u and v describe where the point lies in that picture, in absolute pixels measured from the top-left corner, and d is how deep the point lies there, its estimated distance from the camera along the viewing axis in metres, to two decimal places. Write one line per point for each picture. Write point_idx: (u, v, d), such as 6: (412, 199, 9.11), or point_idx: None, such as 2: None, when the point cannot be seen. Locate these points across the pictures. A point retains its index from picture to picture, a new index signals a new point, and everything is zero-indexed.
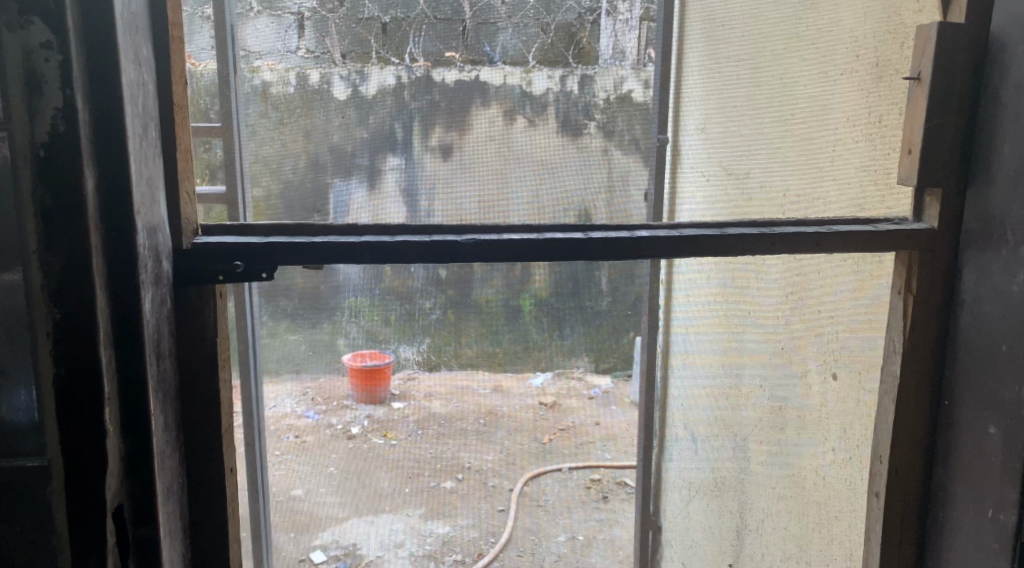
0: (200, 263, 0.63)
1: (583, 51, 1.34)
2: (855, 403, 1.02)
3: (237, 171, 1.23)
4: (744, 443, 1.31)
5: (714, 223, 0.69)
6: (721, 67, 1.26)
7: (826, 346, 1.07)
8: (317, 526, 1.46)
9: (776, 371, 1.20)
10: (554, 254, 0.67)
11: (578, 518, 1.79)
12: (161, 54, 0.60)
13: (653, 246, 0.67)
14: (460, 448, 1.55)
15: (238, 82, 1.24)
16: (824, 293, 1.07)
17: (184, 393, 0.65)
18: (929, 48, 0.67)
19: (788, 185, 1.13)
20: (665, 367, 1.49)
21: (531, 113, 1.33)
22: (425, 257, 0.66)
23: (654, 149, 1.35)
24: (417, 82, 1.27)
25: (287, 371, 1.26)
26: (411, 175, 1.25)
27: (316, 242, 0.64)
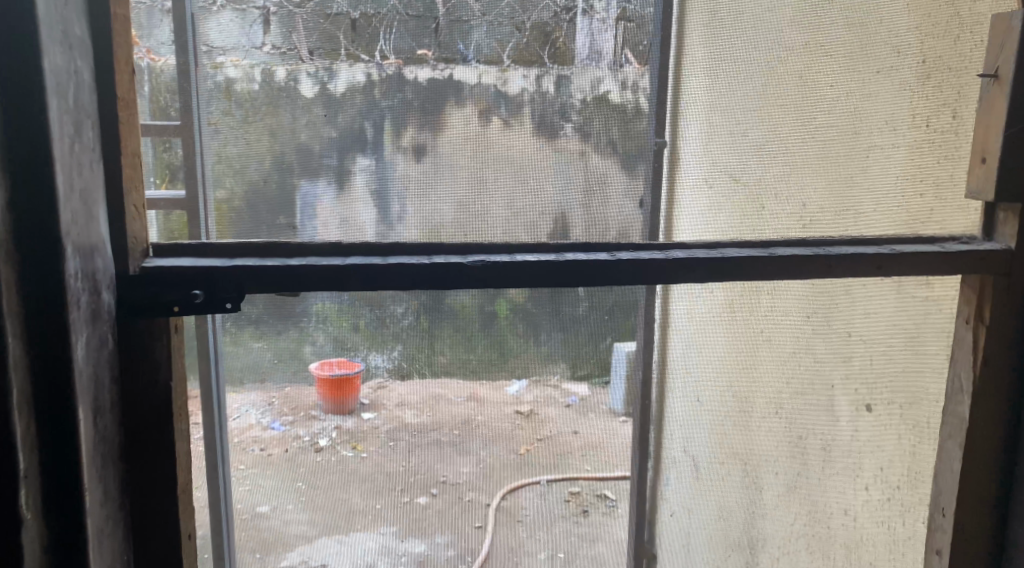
0: (161, 286, 0.93)
1: (559, 50, 1.23)
2: (880, 436, 1.31)
3: (199, 173, 1.19)
4: (762, 481, 1.41)
5: (663, 250, 1.06)
6: (728, 83, 1.29)
7: (874, 382, 1.30)
8: (284, 546, 1.30)
9: (804, 407, 1.36)
10: (597, 278, 1.03)
11: (557, 534, 1.40)
12: (101, 54, 0.88)
13: (613, 268, 1.03)
14: (436, 464, 1.28)
15: (199, 78, 1.18)
16: (867, 322, 1.28)
17: (135, 446, 0.94)
18: (1006, 52, 1.07)
19: (818, 192, 1.30)
20: (658, 393, 1.38)
21: (506, 114, 1.23)
22: (441, 272, 1.00)
23: (653, 153, 1.30)
24: (388, 80, 1.21)
25: (250, 381, 1.23)
26: (383, 175, 1.22)
27: (356, 265, 0.97)
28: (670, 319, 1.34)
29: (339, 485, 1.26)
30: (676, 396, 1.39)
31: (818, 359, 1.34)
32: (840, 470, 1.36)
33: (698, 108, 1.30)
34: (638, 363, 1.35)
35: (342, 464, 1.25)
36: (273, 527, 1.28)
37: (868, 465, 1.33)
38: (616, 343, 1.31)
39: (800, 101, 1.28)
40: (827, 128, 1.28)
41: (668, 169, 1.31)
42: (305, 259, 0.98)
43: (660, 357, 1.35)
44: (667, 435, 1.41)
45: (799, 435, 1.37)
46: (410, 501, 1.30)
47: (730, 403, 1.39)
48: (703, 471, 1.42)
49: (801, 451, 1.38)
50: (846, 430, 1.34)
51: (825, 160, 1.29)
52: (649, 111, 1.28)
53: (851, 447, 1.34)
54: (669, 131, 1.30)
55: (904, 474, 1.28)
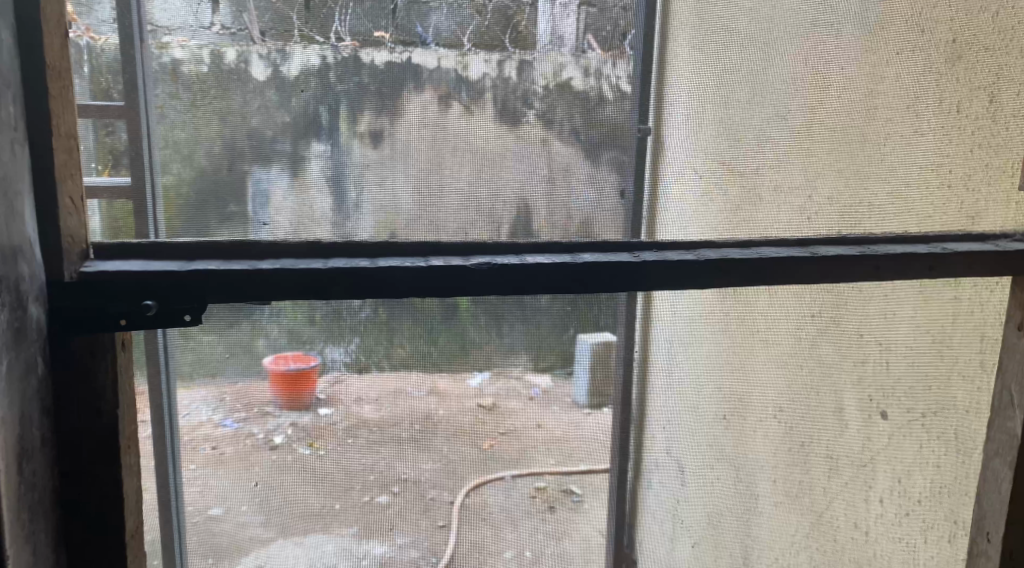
0: (103, 296, 0.90)
1: (520, 34, 1.19)
2: (903, 443, 1.32)
3: (145, 161, 1.13)
4: (756, 484, 1.42)
5: (739, 244, 1.09)
6: (713, 67, 1.26)
7: (871, 385, 1.34)
8: (240, 548, 1.23)
9: (813, 416, 1.39)
10: (618, 281, 1.01)
11: (523, 533, 1.34)
12: (26, 16, 0.84)
13: (640, 272, 1.01)
14: (397, 462, 1.24)
15: (144, 59, 1.12)
16: (880, 327, 1.32)
17: (82, 478, 0.92)
18: None
19: (829, 182, 1.28)
20: (640, 398, 1.35)
21: (467, 100, 1.19)
22: (492, 283, 0.99)
23: (634, 138, 1.25)
24: (344, 64, 1.16)
25: (200, 376, 1.16)
26: (338, 162, 1.17)
27: (345, 268, 0.95)
28: (655, 320, 1.31)
29: (298, 484, 1.22)
30: (662, 397, 1.36)
31: (823, 362, 1.36)
32: (851, 478, 1.39)
33: (687, 92, 1.26)
34: (616, 364, 1.32)
35: (302, 464, 1.21)
36: (228, 529, 1.21)
37: (881, 476, 1.35)
38: (580, 335, 1.27)
39: (771, 99, 1.27)
40: (830, 115, 1.27)
41: (652, 158, 1.26)
42: (279, 261, 0.95)
43: (642, 357, 1.33)
44: (650, 438, 1.38)
45: (800, 442, 1.40)
46: (369, 500, 1.24)
47: (727, 405, 1.39)
48: (686, 472, 1.41)
49: (805, 455, 1.40)
50: (855, 436, 1.37)
51: (845, 146, 1.27)
52: (630, 98, 1.24)
53: (862, 452, 1.37)
54: (653, 121, 1.25)
55: (927, 490, 1.30)
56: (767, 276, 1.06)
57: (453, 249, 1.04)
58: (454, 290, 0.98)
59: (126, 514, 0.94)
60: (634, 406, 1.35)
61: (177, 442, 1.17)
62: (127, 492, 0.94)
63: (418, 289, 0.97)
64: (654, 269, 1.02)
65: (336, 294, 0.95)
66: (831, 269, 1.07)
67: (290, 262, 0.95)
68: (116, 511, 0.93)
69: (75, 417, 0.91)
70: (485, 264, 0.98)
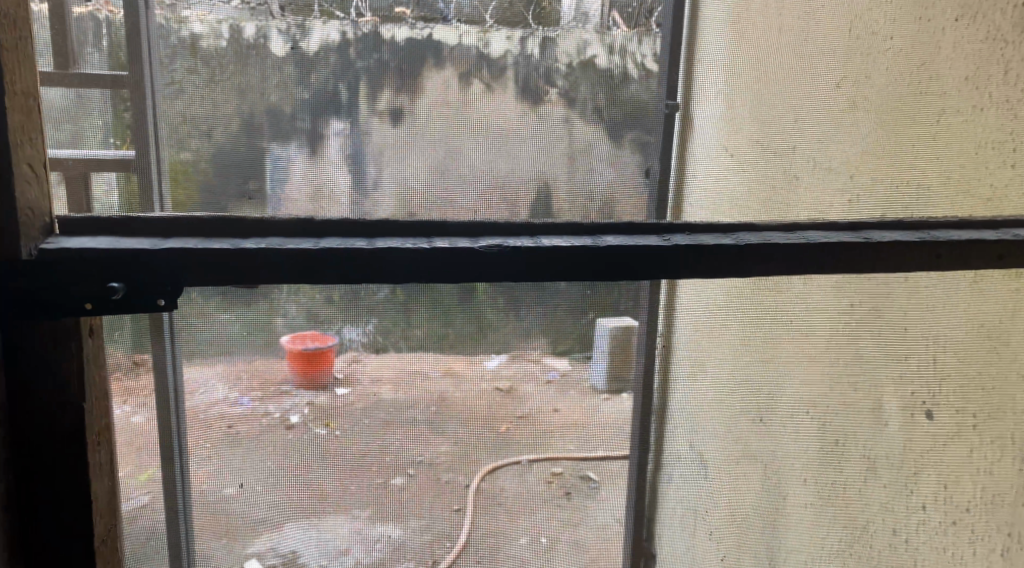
0: (67, 277, 0.84)
1: (543, 10, 1.17)
2: (951, 446, 1.20)
3: (148, 133, 1.11)
4: (785, 485, 1.38)
5: (783, 226, 1.04)
6: (743, 45, 1.23)
7: (914, 381, 1.24)
8: (250, 532, 1.21)
9: (845, 415, 1.31)
10: (637, 263, 0.98)
11: (539, 520, 1.34)
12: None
13: (670, 259, 0.98)
14: (409, 445, 1.22)
15: (162, 33, 1.11)
16: (926, 319, 1.22)
17: (44, 478, 0.86)
18: None
19: (868, 160, 1.19)
20: (660, 384, 1.35)
21: (488, 77, 1.17)
22: (503, 262, 0.95)
23: (661, 116, 1.22)
24: (364, 40, 1.14)
25: (216, 354, 1.15)
26: (357, 142, 1.15)
27: (352, 249, 0.91)
28: (677, 310, 1.32)
29: (312, 465, 1.21)
30: (682, 389, 1.35)
31: (863, 358, 1.28)
32: (890, 482, 1.27)
33: (718, 71, 1.24)
34: (637, 354, 1.32)
35: (316, 445, 1.20)
36: (239, 509, 1.20)
37: (924, 480, 1.23)
38: (598, 320, 1.26)
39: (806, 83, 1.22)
40: (873, 89, 1.18)
41: (680, 137, 1.24)
42: (265, 240, 0.89)
43: (663, 345, 1.33)
44: (670, 429, 1.37)
45: (835, 440, 1.33)
46: (385, 483, 1.23)
47: (760, 401, 1.36)
48: (707, 467, 1.40)
49: (837, 455, 1.33)
50: (896, 436, 1.26)
51: (899, 122, 1.16)
52: (657, 75, 1.21)
53: (903, 456, 1.25)
54: (682, 99, 1.23)
55: (977, 498, 1.17)
56: (797, 263, 1.00)
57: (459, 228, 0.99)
58: (465, 272, 0.94)
59: (93, 519, 0.89)
60: (653, 395, 1.34)
61: (183, 422, 1.16)
62: (96, 493, 0.89)
63: (418, 274, 0.93)
64: (684, 255, 0.98)
65: (327, 278, 0.91)
66: (883, 257, 1.01)
67: (276, 241, 0.90)
68: (87, 513, 0.88)
69: (37, 410, 0.85)
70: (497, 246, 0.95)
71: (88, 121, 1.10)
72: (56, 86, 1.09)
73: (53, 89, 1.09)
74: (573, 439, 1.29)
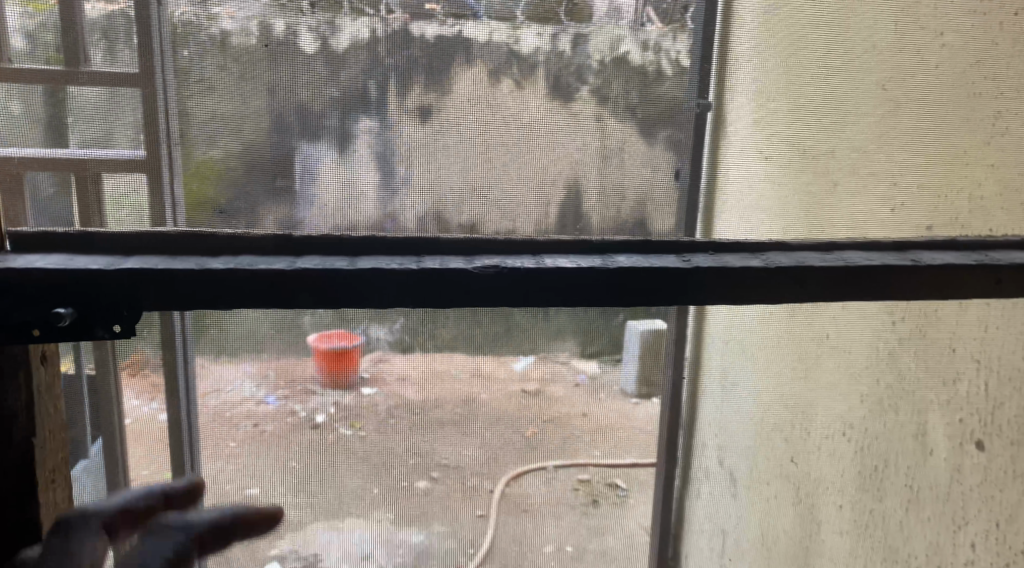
0: (31, 305, 0.91)
1: (576, 6, 1.14)
2: (966, 473, 1.18)
3: (161, 136, 1.10)
4: (817, 501, 1.40)
5: (820, 248, 1.13)
6: (777, 46, 1.21)
7: (958, 412, 1.19)
8: (275, 533, 1.21)
9: (896, 443, 1.27)
10: (648, 278, 1.03)
11: (565, 528, 1.31)
12: None
13: (698, 283, 1.03)
14: (435, 445, 1.21)
15: (193, 31, 1.09)
16: (976, 346, 1.16)
17: None
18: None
19: (899, 171, 1.22)
20: (690, 398, 1.37)
21: (519, 75, 1.15)
22: (486, 279, 1.00)
23: (692, 114, 1.20)
24: (394, 37, 1.12)
25: (246, 352, 1.14)
26: (385, 141, 1.14)
27: (342, 273, 0.97)
28: (707, 330, 1.33)
29: (338, 465, 1.19)
30: (711, 401, 1.37)
31: (903, 379, 1.25)
32: (935, 512, 1.22)
33: (749, 71, 1.22)
34: (666, 360, 1.31)
35: (340, 446, 1.18)
36: None
37: (962, 510, 1.19)
38: (628, 322, 1.23)
39: (839, 84, 1.23)
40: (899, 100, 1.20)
41: (712, 137, 1.22)
42: (233, 262, 0.97)
43: (693, 355, 1.33)
44: (698, 443, 1.40)
45: (876, 464, 1.30)
46: (410, 486, 1.22)
47: (790, 419, 1.38)
48: (737, 484, 1.45)
49: (879, 481, 1.30)
50: (943, 466, 1.21)
51: (922, 127, 1.20)
52: (688, 72, 1.19)
53: (950, 487, 1.20)
54: (716, 98, 1.21)
55: None
56: (846, 278, 1.06)
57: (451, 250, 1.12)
58: (453, 294, 1.00)
59: None
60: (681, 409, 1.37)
61: (193, 425, 1.16)
62: None
63: (406, 290, 0.99)
64: (709, 277, 1.03)
65: (304, 301, 0.97)
66: (902, 277, 1.07)
67: (248, 262, 0.98)
68: None
69: None
70: (490, 269, 1.00)
71: (119, 119, 1.09)
72: (89, 85, 1.08)
73: (86, 88, 1.08)
74: (600, 441, 1.27)
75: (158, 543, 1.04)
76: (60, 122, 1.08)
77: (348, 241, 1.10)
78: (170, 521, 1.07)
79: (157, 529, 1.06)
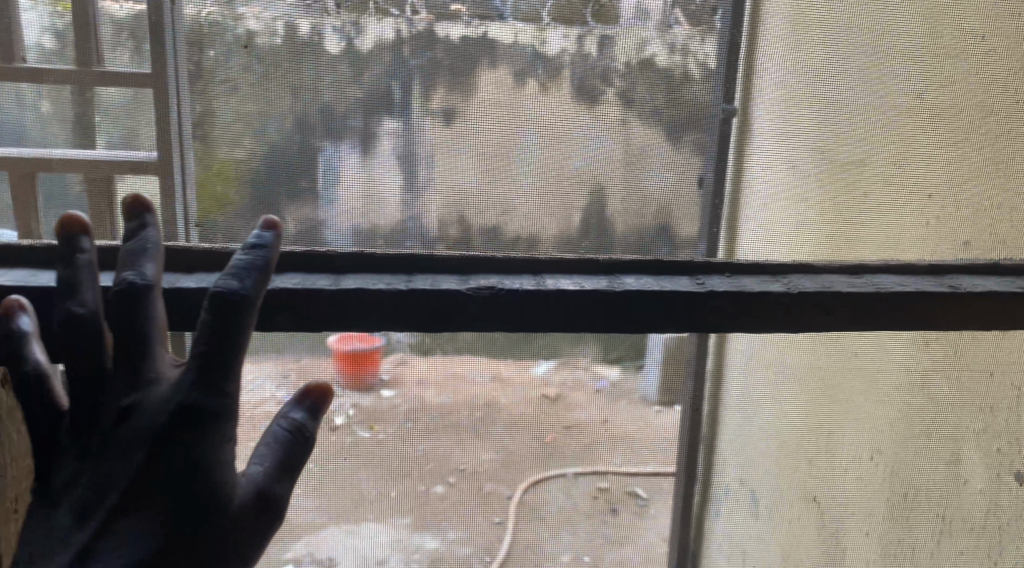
0: None
1: (602, 8, 1.13)
2: (1000, 503, 1.19)
3: (175, 136, 1.10)
4: (842, 527, 1.38)
5: (847, 270, 1.16)
6: (806, 54, 1.18)
7: (990, 437, 1.19)
8: (291, 536, 1.20)
9: (927, 470, 1.27)
10: (657, 299, 1.08)
11: (580, 535, 1.30)
12: None
13: (702, 302, 1.09)
14: (452, 451, 1.19)
15: (219, 31, 1.09)
16: (1015, 370, 1.16)
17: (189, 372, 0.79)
18: None
19: (910, 192, 1.24)
20: (712, 416, 1.30)
21: (543, 77, 1.14)
22: (504, 300, 1.06)
23: (718, 119, 1.18)
24: (418, 37, 1.11)
25: (267, 352, 1.12)
26: (409, 141, 1.13)
27: (339, 292, 1.03)
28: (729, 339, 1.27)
29: (353, 469, 1.19)
30: (734, 416, 1.32)
31: (936, 401, 1.25)
32: (969, 540, 1.23)
33: (773, 80, 1.19)
34: (690, 365, 1.25)
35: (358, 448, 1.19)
36: None
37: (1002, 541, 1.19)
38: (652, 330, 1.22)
39: (862, 100, 1.21)
40: (908, 125, 1.22)
41: (738, 142, 1.20)
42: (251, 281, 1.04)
43: (715, 367, 1.28)
44: (720, 460, 1.34)
45: (904, 491, 1.29)
46: (426, 490, 1.22)
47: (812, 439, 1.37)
48: (756, 503, 1.41)
49: (909, 506, 1.30)
50: (977, 495, 1.22)
51: (926, 149, 1.22)
52: (715, 76, 1.17)
53: (984, 517, 1.21)
54: (742, 104, 1.19)
55: None
56: (859, 310, 1.10)
57: (445, 265, 1.11)
58: (455, 313, 1.05)
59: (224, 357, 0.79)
60: (703, 425, 1.30)
61: None
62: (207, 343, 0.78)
63: (429, 310, 1.05)
64: (720, 302, 1.09)
65: (282, 320, 1.02)
66: (916, 303, 1.11)
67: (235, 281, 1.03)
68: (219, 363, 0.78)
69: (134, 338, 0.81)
70: (482, 291, 1.06)
71: (143, 119, 1.09)
72: (115, 85, 1.08)
73: (110, 88, 1.08)
74: (619, 450, 1.25)
75: (223, 327, 0.78)
76: (87, 121, 1.09)
77: (341, 258, 1.10)
78: (219, 302, 0.78)
79: (211, 314, 0.78)
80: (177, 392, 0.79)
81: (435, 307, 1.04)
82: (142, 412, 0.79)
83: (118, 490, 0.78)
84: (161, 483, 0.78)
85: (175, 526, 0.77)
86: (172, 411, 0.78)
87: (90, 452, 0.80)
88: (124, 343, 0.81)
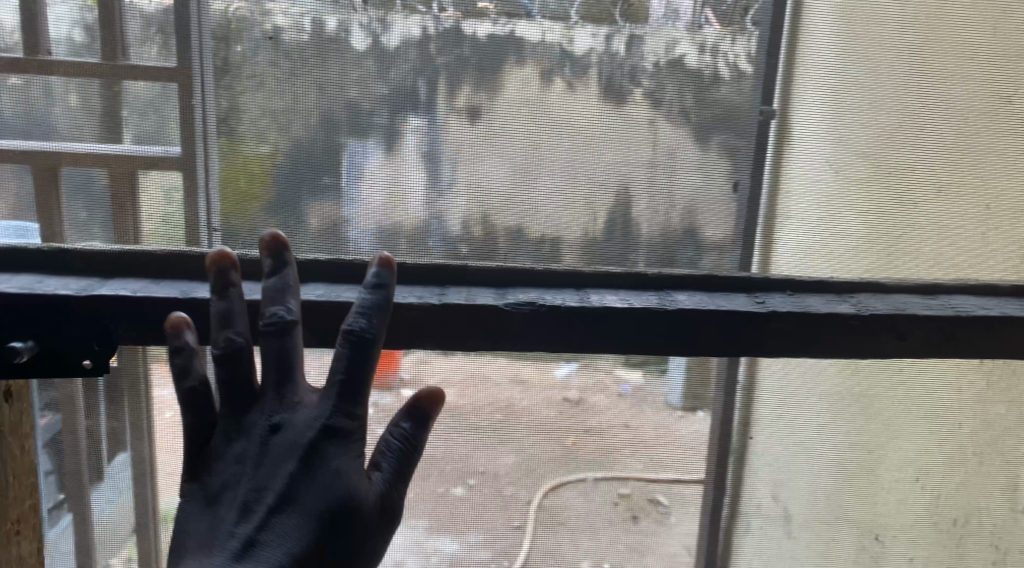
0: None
1: (632, 8, 1.11)
2: None
3: (200, 131, 1.10)
4: (884, 552, 1.33)
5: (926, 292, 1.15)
6: (851, 55, 1.15)
7: None
8: None
9: (979, 496, 1.29)
10: (717, 317, 1.06)
11: (603, 543, 1.28)
12: None
13: (767, 321, 1.07)
14: (472, 452, 1.20)
15: (246, 25, 1.08)
16: None
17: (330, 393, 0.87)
18: None
19: (958, 202, 1.20)
20: (741, 426, 1.27)
21: (571, 76, 1.12)
22: (549, 316, 1.05)
23: (756, 122, 1.17)
24: (445, 35, 1.11)
25: None
26: (434, 139, 1.12)
27: None
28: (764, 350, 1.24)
29: None
30: (766, 429, 1.28)
31: (993, 427, 1.25)
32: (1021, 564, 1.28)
33: (819, 80, 1.16)
34: (717, 368, 1.24)
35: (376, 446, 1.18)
36: None
37: None
38: None
39: (912, 104, 1.17)
40: (961, 130, 1.18)
41: (776, 145, 1.18)
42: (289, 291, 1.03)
43: (745, 376, 1.26)
44: (750, 471, 1.30)
45: (955, 519, 1.30)
46: (445, 492, 1.21)
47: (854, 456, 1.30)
48: (792, 522, 1.33)
49: (958, 534, 1.31)
50: None
51: (978, 158, 1.19)
52: (747, 77, 1.15)
53: None
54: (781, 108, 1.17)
55: None
56: (939, 334, 1.09)
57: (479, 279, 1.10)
58: (495, 330, 1.04)
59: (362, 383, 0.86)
60: (733, 434, 1.27)
61: None
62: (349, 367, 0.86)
63: (472, 326, 1.04)
64: (783, 321, 1.07)
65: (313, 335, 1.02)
66: (993, 328, 1.10)
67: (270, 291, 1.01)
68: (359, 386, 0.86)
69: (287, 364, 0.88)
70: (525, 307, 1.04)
71: (170, 112, 1.10)
72: (143, 80, 1.08)
73: (137, 82, 1.08)
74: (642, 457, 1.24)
75: (361, 356, 0.87)
76: (115, 115, 1.09)
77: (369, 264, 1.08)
78: (356, 337, 0.86)
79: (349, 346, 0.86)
80: (325, 412, 0.86)
81: (485, 323, 1.04)
82: (291, 428, 0.86)
83: (273, 492, 0.84)
84: (309, 490, 0.84)
85: (327, 530, 0.83)
86: (320, 428, 0.86)
87: (244, 459, 0.86)
88: (277, 368, 0.88)
